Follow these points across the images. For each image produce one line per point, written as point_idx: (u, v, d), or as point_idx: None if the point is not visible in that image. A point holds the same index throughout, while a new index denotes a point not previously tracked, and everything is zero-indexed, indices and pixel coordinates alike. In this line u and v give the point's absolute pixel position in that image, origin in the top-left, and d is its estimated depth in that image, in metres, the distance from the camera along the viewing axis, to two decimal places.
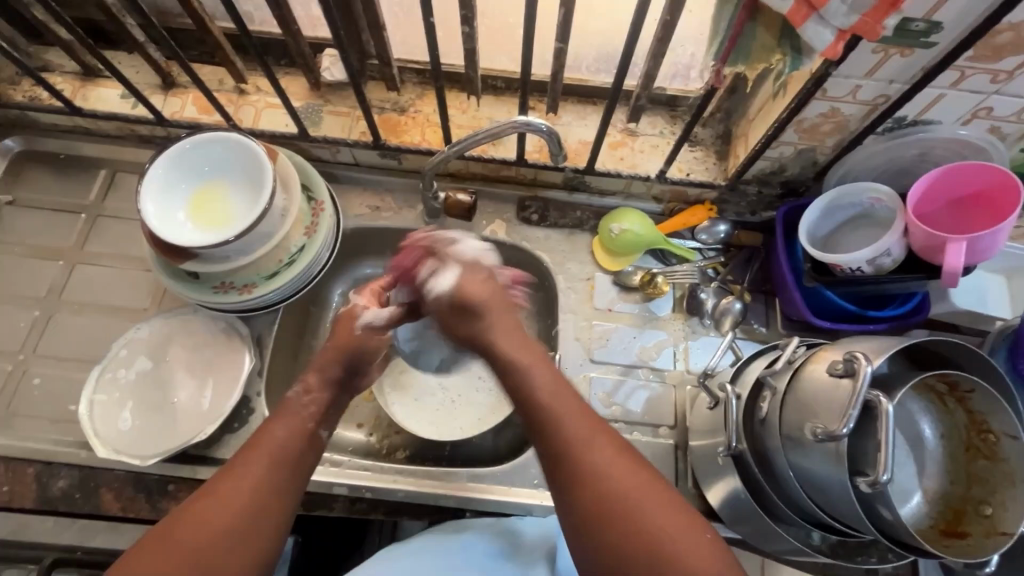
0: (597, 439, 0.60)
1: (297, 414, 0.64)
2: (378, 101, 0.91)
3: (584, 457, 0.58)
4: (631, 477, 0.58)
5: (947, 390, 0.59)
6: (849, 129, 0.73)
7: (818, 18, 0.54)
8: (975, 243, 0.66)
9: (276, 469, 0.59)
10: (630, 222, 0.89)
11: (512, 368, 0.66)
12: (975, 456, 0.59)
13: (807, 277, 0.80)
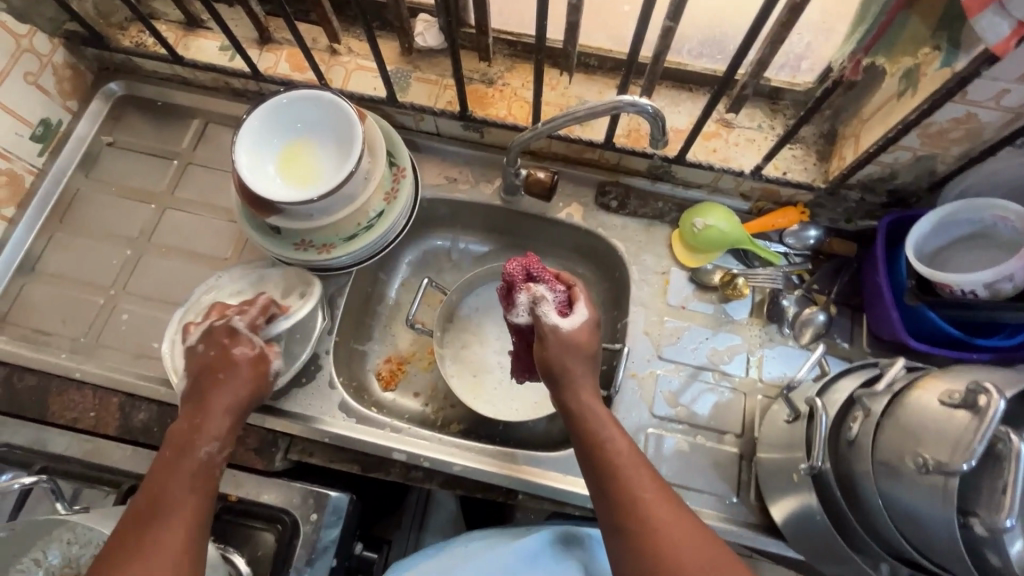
0: (640, 480, 0.61)
1: (187, 468, 0.62)
2: (468, 71, 0.89)
3: (644, 518, 0.58)
4: (674, 522, 0.58)
5: None
6: (982, 138, 0.67)
7: (998, 8, 0.51)
8: None
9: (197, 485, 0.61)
10: (715, 218, 0.85)
11: (591, 419, 0.67)
12: None
13: (908, 295, 0.74)
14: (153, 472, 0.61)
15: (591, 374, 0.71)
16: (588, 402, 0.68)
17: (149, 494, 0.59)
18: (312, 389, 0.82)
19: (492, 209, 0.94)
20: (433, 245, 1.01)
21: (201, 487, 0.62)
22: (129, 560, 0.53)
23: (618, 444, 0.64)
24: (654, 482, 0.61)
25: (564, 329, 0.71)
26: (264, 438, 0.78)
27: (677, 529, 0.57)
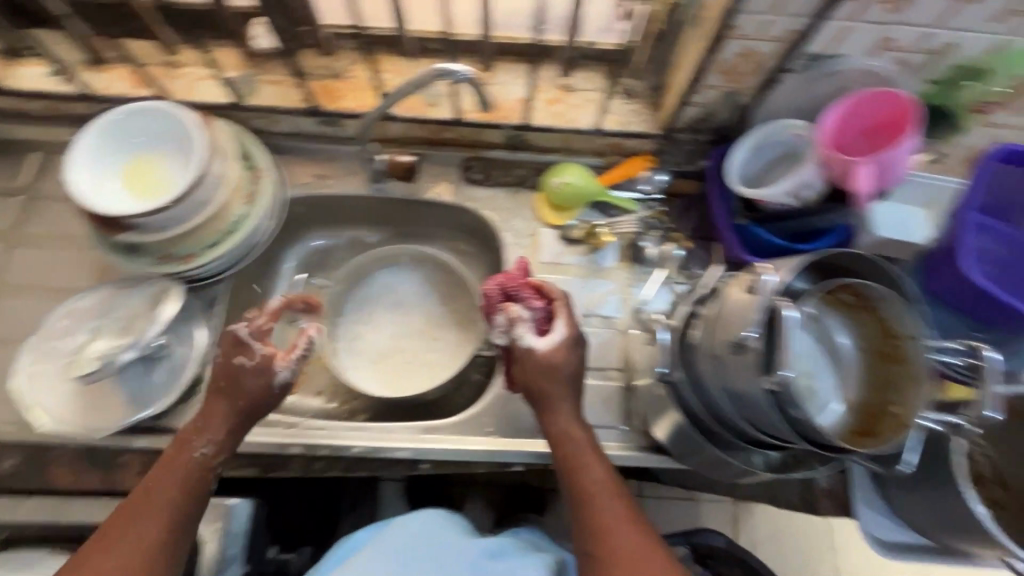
0: (613, 506, 0.67)
1: (174, 465, 0.64)
2: (314, 69, 0.90)
3: (611, 541, 0.65)
4: (637, 543, 0.64)
5: (857, 301, 0.62)
6: (767, 69, 0.76)
7: None
8: (877, 166, 0.69)
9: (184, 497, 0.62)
10: (571, 175, 0.92)
11: (571, 442, 0.72)
12: (887, 361, 0.62)
13: (739, 215, 0.83)
14: (160, 462, 0.65)
15: (575, 399, 0.75)
16: (566, 426, 0.72)
17: (142, 493, 0.62)
18: (197, 402, 0.80)
19: (365, 200, 0.96)
20: (312, 245, 1.02)
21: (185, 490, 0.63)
22: (108, 555, 0.58)
23: (592, 467, 0.70)
24: (622, 504, 0.68)
25: (541, 350, 0.74)
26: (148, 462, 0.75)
27: (637, 542, 0.64)
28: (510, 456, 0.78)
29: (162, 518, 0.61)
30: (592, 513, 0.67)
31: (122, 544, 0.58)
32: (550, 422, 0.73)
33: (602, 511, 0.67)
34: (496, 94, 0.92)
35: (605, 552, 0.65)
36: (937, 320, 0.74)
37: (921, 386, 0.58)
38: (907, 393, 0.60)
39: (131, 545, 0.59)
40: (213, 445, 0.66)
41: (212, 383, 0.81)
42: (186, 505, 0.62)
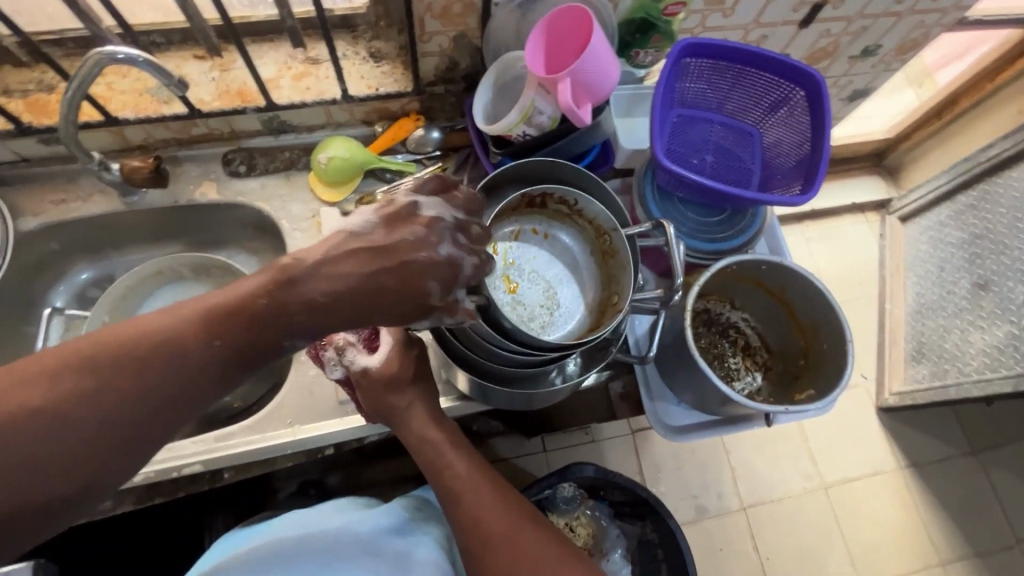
0: (482, 494, 0.68)
1: (194, 344, 0.47)
2: (19, 85, 0.82)
3: (484, 528, 0.65)
4: (509, 523, 0.65)
5: (569, 208, 0.71)
6: (476, 6, 0.77)
7: None
8: (567, 82, 0.71)
9: (146, 362, 0.45)
10: (335, 149, 0.89)
11: (425, 445, 0.71)
12: (607, 256, 0.71)
13: (494, 152, 0.85)
14: (138, 332, 0.45)
15: (428, 407, 0.74)
16: (422, 432, 0.72)
17: (145, 344, 0.45)
18: None
19: (123, 216, 0.89)
20: (83, 278, 0.93)
21: (217, 359, 0.47)
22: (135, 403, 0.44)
23: (457, 463, 0.70)
24: (491, 491, 0.68)
25: (376, 367, 0.72)
26: None
27: (513, 518, 0.66)
28: (311, 440, 0.77)
29: (157, 393, 0.45)
30: (466, 507, 0.67)
31: (55, 433, 0.42)
32: (404, 432, 0.72)
33: (477, 499, 0.67)
34: (237, 79, 0.87)
35: (481, 543, 0.65)
36: (667, 214, 0.79)
37: (626, 267, 0.67)
38: (621, 279, 0.68)
39: (101, 424, 0.43)
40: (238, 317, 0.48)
41: None
42: (238, 336, 0.48)
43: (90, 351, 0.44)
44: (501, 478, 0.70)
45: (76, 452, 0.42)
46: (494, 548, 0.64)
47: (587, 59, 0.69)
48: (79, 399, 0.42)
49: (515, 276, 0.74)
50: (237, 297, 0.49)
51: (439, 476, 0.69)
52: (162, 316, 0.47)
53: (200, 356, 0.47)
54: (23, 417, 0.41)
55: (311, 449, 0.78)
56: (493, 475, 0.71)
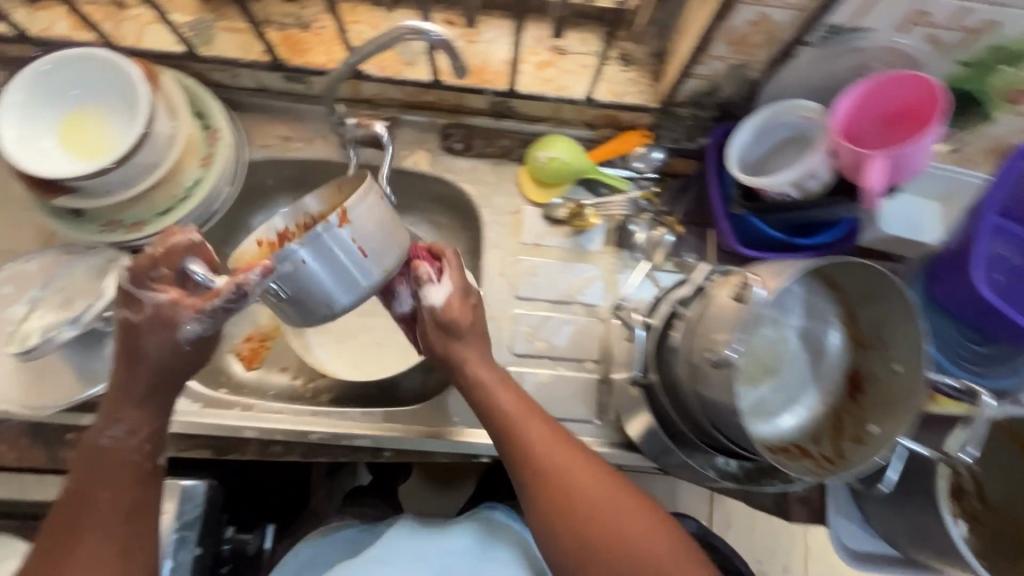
0: (554, 452, 0.64)
1: (118, 462, 0.58)
2: (278, 16, 0.82)
3: (558, 488, 0.62)
4: (591, 483, 0.63)
5: (857, 296, 0.61)
6: (782, 39, 0.68)
7: None
8: (893, 158, 0.62)
9: (88, 481, 0.57)
10: (558, 149, 0.84)
11: (478, 387, 0.66)
12: (870, 363, 0.61)
13: (734, 204, 0.76)
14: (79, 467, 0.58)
15: (479, 345, 0.68)
16: (490, 381, 0.66)
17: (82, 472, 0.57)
18: None
19: (335, 167, 0.88)
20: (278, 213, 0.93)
21: (134, 478, 0.58)
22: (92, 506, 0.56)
23: (512, 409, 0.65)
24: (563, 447, 0.64)
25: (442, 306, 0.65)
26: None
27: (580, 468, 0.63)
28: (473, 447, 0.76)
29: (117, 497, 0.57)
30: (529, 458, 0.64)
31: (101, 519, 0.56)
32: (460, 368, 0.67)
33: (541, 450, 0.64)
34: (481, 54, 0.83)
35: (556, 503, 0.62)
36: (932, 328, 0.71)
37: (904, 407, 0.55)
38: (887, 412, 0.57)
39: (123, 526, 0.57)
40: (128, 430, 0.59)
41: None
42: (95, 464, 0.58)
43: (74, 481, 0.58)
44: (559, 424, 0.67)
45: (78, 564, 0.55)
46: (569, 502, 0.62)
47: (928, 135, 0.61)
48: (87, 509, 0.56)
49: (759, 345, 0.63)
50: (156, 410, 0.60)
51: (503, 429, 0.65)
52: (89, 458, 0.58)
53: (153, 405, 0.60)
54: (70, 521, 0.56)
55: (470, 454, 0.77)
56: (558, 429, 0.66)
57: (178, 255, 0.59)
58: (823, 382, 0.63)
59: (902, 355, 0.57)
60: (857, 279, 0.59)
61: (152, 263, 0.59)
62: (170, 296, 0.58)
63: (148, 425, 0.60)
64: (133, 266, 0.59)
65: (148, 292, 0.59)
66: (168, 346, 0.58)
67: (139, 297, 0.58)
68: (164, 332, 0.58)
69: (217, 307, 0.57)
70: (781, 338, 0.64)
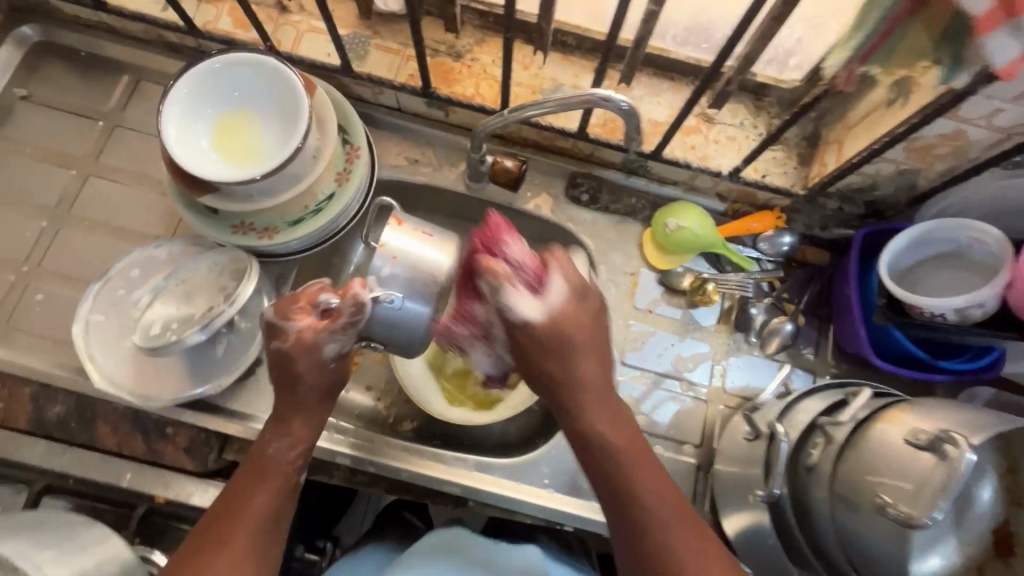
0: (639, 467, 0.57)
1: (277, 472, 0.61)
2: (433, 43, 0.81)
3: (636, 506, 0.55)
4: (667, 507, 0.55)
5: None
6: (969, 156, 0.64)
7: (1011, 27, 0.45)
8: None
9: (254, 483, 0.59)
10: (689, 219, 0.81)
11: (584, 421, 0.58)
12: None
13: (878, 312, 0.72)
14: (243, 473, 0.61)
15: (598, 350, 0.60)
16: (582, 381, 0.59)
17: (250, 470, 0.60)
18: (253, 386, 0.74)
19: (456, 197, 0.87)
20: None
21: (284, 487, 0.60)
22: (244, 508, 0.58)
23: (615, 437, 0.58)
24: (648, 465, 0.58)
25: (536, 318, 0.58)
26: (196, 437, 0.72)
27: (670, 511, 0.55)
28: (561, 515, 0.74)
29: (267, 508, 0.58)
30: (619, 495, 0.56)
31: (251, 526, 0.57)
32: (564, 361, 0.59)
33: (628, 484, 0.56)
34: None
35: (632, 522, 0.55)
36: None
37: None
38: None
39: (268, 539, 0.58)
40: (290, 443, 0.62)
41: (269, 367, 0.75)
42: (263, 470, 0.60)
43: (234, 484, 0.60)
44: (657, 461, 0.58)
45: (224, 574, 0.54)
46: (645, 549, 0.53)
47: None
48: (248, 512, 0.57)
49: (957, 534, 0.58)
50: (314, 422, 0.64)
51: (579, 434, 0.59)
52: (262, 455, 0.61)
53: (315, 413, 0.64)
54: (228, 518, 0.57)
55: (554, 519, 0.75)
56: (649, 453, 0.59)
57: (316, 294, 0.61)
58: (967, 533, 0.58)
59: None
60: None
61: (289, 307, 0.62)
62: (307, 325, 0.61)
63: (307, 437, 0.63)
64: (271, 314, 0.62)
65: (286, 324, 0.61)
66: (316, 361, 0.61)
67: (283, 328, 0.61)
68: (312, 355, 0.61)
69: (345, 323, 0.60)
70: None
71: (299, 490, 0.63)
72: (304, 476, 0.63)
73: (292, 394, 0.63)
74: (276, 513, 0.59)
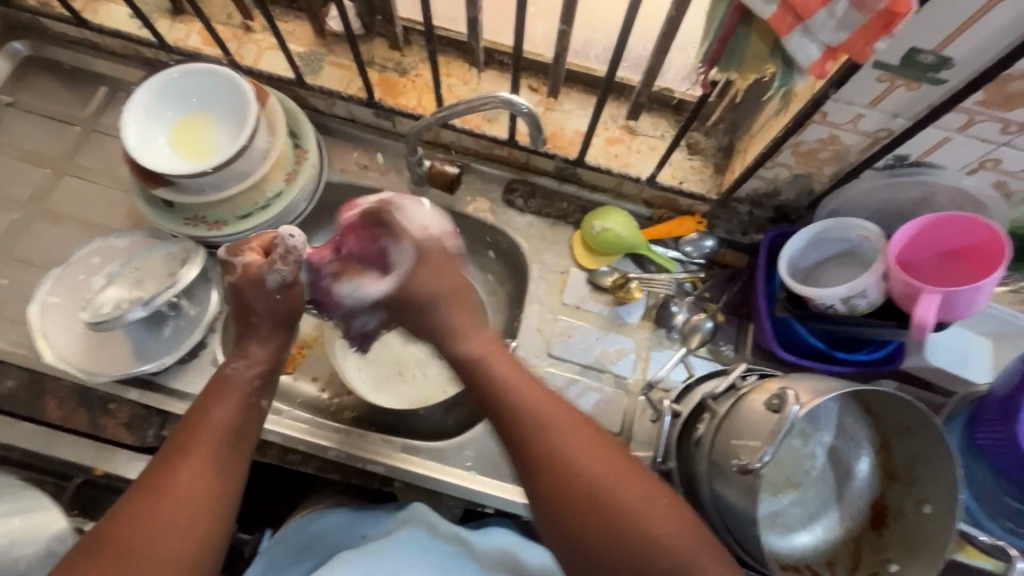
0: (551, 414, 0.59)
1: (235, 387, 0.63)
2: (381, 60, 0.89)
3: (550, 451, 0.57)
4: (580, 438, 0.57)
5: (892, 429, 0.60)
6: (848, 160, 0.70)
7: (804, 30, 0.47)
8: (951, 296, 0.63)
9: (214, 404, 0.61)
10: (614, 222, 0.85)
11: (474, 367, 0.65)
12: (895, 495, 0.60)
13: (779, 305, 0.77)
14: (203, 394, 0.63)
15: (462, 305, 0.70)
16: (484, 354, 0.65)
17: (206, 399, 0.62)
18: (193, 368, 0.79)
19: None
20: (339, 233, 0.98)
21: (242, 404, 0.62)
22: (201, 428, 0.59)
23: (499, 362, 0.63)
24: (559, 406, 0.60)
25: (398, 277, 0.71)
26: (137, 413, 0.76)
27: (578, 442, 0.57)
28: (481, 496, 0.77)
29: (223, 427, 0.60)
30: (507, 416, 0.60)
31: (209, 447, 0.58)
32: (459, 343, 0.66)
33: (527, 405, 0.59)
34: (557, 122, 0.88)
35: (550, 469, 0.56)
36: (967, 473, 0.69)
37: (928, 551, 0.55)
38: (913, 559, 0.56)
39: (230, 456, 0.59)
40: (247, 363, 0.65)
41: (211, 350, 0.80)
42: (224, 394, 0.62)
43: (193, 413, 0.61)
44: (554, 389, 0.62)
45: (192, 478, 0.55)
46: (548, 466, 0.56)
47: (992, 277, 0.63)
48: (207, 432, 0.58)
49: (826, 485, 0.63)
50: (271, 347, 0.67)
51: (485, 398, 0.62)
52: (222, 381, 0.63)
53: (272, 339, 0.68)
54: (186, 441, 0.58)
55: (476, 501, 0.78)
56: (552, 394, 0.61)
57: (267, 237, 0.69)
58: (846, 506, 0.63)
59: (934, 496, 0.56)
60: (896, 412, 0.59)
61: (240, 248, 0.68)
62: (253, 260, 0.67)
63: (264, 359, 0.66)
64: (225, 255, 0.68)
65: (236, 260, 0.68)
66: (262, 293, 0.66)
67: (232, 263, 0.67)
68: (257, 288, 0.66)
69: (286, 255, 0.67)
70: (808, 451, 0.64)
71: (263, 410, 0.65)
72: (264, 397, 0.65)
73: (250, 322, 0.67)
74: (238, 432, 0.61)
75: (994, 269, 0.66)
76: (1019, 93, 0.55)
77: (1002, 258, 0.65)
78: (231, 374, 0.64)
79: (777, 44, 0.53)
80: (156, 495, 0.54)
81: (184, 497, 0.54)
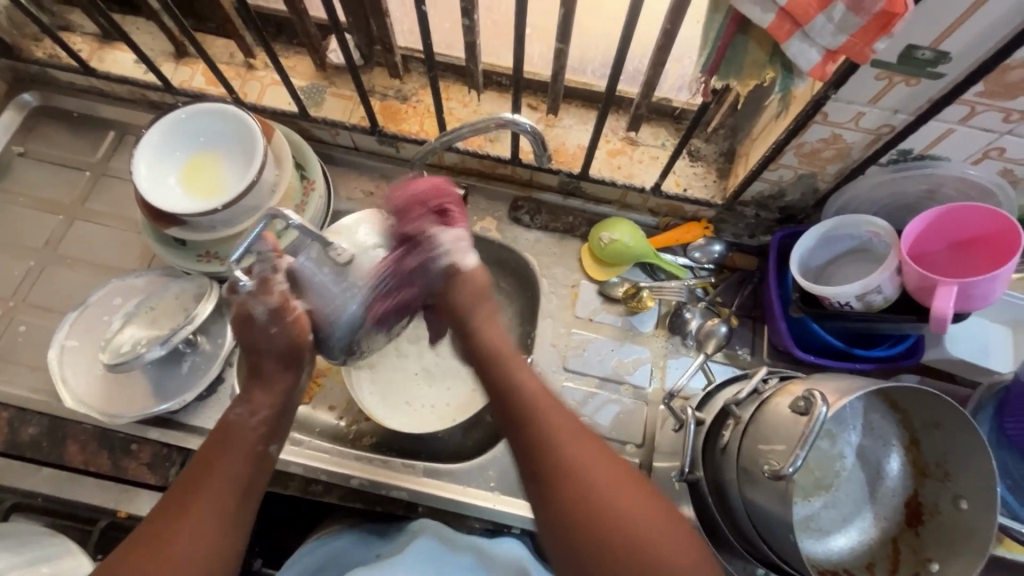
0: (583, 450, 0.56)
1: (243, 437, 0.59)
2: (381, 88, 0.91)
3: (580, 485, 0.54)
4: (613, 478, 0.55)
5: (921, 425, 0.60)
6: (852, 157, 0.70)
7: (802, 35, 0.48)
8: (968, 287, 0.63)
9: (222, 452, 0.58)
10: (621, 232, 0.86)
11: (493, 363, 0.63)
12: (928, 493, 0.60)
13: (793, 307, 0.77)
14: (209, 442, 0.59)
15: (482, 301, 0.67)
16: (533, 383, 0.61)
17: (213, 446, 0.59)
18: (212, 404, 0.79)
19: None
20: None
21: (249, 454, 0.59)
22: (205, 476, 0.56)
23: (527, 386, 0.61)
24: (591, 444, 0.57)
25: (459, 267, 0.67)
26: (158, 453, 0.76)
27: (609, 483, 0.54)
28: (506, 516, 0.76)
29: (223, 479, 0.56)
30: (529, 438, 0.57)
31: (209, 504, 0.55)
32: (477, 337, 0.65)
33: (530, 403, 0.59)
34: (558, 138, 0.89)
35: (580, 512, 0.53)
36: (1002, 465, 0.68)
37: (970, 549, 0.54)
38: (953, 559, 0.55)
39: (232, 515, 0.55)
40: (252, 410, 0.61)
41: (229, 385, 0.80)
42: (241, 443, 0.59)
43: (200, 460, 0.58)
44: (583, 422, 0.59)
45: (192, 541, 0.53)
46: (582, 504, 0.53)
47: (1009, 265, 0.63)
48: (213, 487, 0.55)
49: (844, 483, 0.63)
50: (276, 392, 0.63)
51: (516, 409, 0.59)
52: (233, 424, 0.60)
53: (277, 382, 0.64)
54: (190, 494, 0.55)
55: (502, 523, 0.77)
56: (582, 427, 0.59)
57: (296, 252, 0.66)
58: (879, 506, 0.62)
59: (970, 490, 0.55)
60: (923, 407, 0.58)
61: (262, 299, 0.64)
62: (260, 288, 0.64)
63: (267, 407, 0.62)
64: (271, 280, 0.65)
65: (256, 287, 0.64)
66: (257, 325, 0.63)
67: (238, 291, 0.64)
68: (250, 323, 0.64)
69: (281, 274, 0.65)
70: (836, 453, 0.64)
71: (271, 462, 0.61)
72: (272, 445, 0.61)
73: (254, 363, 0.64)
74: (252, 492, 0.58)
75: (1008, 257, 0.66)
76: (1018, 82, 0.55)
77: (1016, 245, 0.64)
78: (241, 417, 0.60)
79: (775, 49, 0.54)
80: (153, 554, 0.51)
81: (185, 559, 0.51)
